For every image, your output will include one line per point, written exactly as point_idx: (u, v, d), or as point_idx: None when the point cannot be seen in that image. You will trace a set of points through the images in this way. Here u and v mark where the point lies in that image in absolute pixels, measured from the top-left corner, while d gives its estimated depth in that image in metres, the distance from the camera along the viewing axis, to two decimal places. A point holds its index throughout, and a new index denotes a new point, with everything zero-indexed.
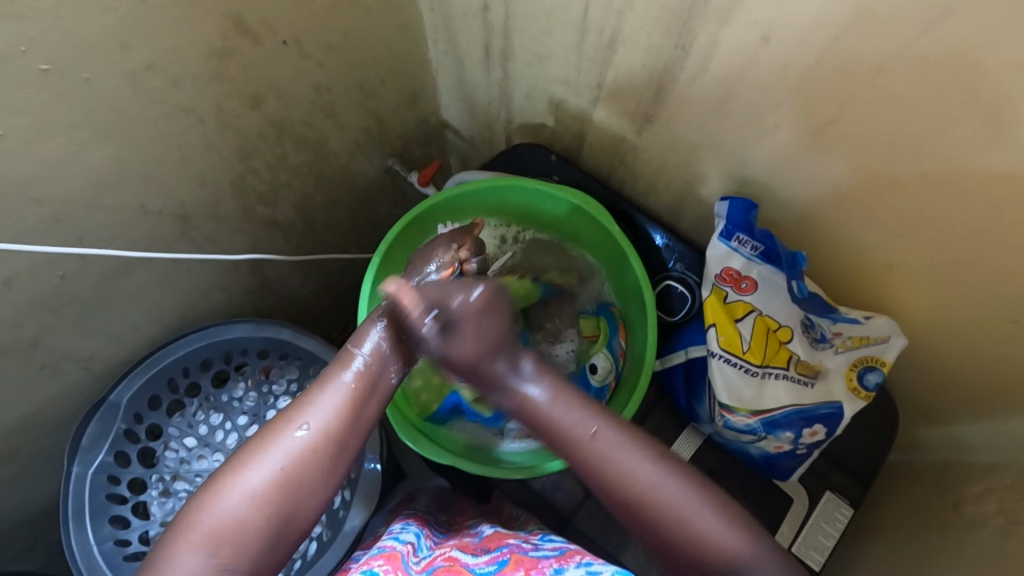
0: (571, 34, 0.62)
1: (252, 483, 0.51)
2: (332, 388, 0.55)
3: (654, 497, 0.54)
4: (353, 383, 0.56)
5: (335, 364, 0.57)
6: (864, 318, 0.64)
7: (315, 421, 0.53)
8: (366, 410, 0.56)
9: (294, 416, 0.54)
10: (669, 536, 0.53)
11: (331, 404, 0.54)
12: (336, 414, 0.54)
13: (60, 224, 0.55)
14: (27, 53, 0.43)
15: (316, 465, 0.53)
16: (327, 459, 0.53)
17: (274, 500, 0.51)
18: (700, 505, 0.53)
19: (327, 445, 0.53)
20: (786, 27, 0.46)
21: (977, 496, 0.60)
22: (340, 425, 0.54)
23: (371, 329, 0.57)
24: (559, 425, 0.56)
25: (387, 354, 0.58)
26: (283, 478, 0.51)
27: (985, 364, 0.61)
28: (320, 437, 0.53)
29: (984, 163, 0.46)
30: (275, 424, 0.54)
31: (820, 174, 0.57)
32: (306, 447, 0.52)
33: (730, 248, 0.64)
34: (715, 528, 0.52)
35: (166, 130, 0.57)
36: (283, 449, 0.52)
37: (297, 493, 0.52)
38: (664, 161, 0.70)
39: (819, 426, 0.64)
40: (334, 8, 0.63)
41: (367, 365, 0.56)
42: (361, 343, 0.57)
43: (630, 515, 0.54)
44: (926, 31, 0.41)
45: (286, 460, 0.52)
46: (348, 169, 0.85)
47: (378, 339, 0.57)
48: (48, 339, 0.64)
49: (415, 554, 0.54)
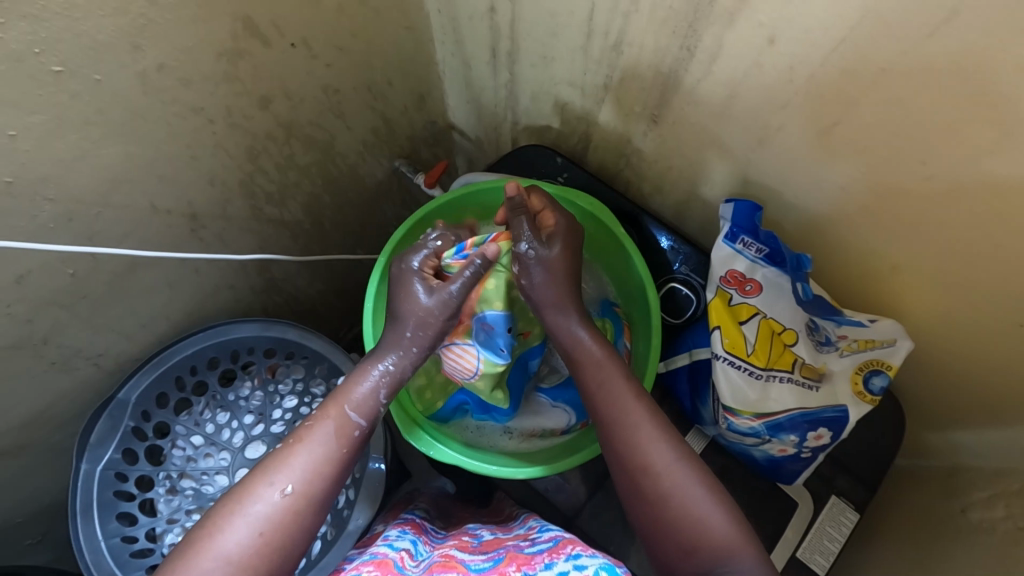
0: (577, 36, 0.62)
1: (230, 545, 0.48)
2: (315, 451, 0.54)
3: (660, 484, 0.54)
4: (341, 446, 0.55)
5: (319, 417, 0.56)
6: (869, 321, 0.64)
7: (296, 480, 0.52)
8: (348, 468, 0.56)
9: (274, 476, 0.52)
10: (675, 519, 0.53)
11: (315, 466, 0.53)
12: (317, 474, 0.53)
13: (71, 221, 0.56)
14: (40, 54, 0.44)
15: (297, 529, 0.51)
16: (309, 519, 0.52)
17: (255, 565, 0.48)
18: (693, 481, 0.54)
19: (310, 508, 0.52)
20: (793, 29, 0.46)
21: (984, 503, 0.60)
22: (323, 486, 0.53)
23: (366, 390, 0.58)
24: (617, 393, 0.59)
25: (376, 417, 0.59)
26: (265, 544, 0.49)
27: (993, 368, 0.60)
28: (302, 498, 0.51)
29: (993, 165, 0.45)
30: (251, 483, 0.51)
31: (826, 176, 0.57)
32: (287, 510, 0.51)
33: (735, 250, 0.64)
34: (706, 509, 0.52)
35: (177, 130, 0.58)
36: (261, 511, 0.50)
37: (283, 557, 0.50)
38: (670, 163, 0.70)
39: (823, 429, 0.63)
40: (342, 10, 0.64)
41: (360, 430, 0.57)
42: (354, 404, 0.57)
43: (635, 482, 0.55)
44: (932, 32, 0.40)
45: (266, 524, 0.49)
46: (356, 170, 0.86)
47: (370, 399, 0.58)
48: (59, 335, 0.65)
49: (411, 559, 0.54)
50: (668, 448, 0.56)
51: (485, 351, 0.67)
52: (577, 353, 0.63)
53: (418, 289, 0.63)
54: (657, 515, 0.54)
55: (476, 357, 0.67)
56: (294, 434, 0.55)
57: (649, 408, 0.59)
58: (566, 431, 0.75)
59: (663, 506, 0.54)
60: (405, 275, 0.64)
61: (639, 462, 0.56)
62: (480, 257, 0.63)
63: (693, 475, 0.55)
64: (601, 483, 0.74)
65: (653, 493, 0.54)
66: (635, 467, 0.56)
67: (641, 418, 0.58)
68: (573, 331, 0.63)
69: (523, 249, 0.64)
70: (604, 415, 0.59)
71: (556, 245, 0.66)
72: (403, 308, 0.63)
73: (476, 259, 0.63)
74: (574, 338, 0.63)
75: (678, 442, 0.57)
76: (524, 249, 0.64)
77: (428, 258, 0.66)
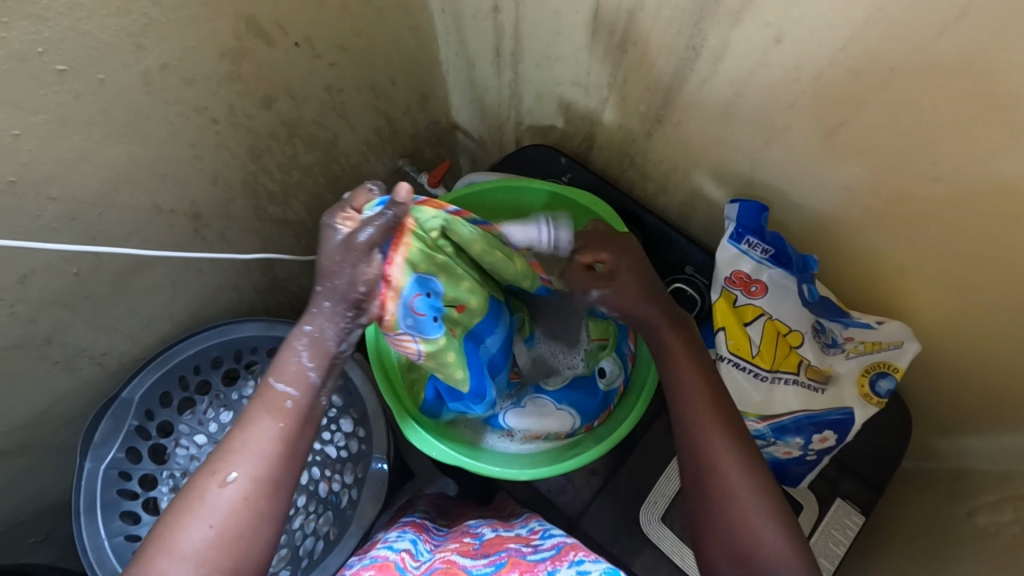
0: (581, 36, 0.62)
1: (188, 544, 0.46)
2: (257, 435, 0.50)
3: (720, 485, 0.53)
4: (279, 421, 0.51)
5: (254, 406, 0.52)
6: (877, 322, 0.63)
7: (240, 467, 0.49)
8: (300, 444, 0.52)
9: (216, 466, 0.49)
10: (729, 520, 0.52)
11: (258, 450, 0.50)
12: (265, 456, 0.49)
13: (74, 221, 0.56)
14: (44, 54, 0.44)
15: (254, 515, 0.48)
16: (265, 503, 0.49)
17: (218, 557, 0.46)
18: (752, 489, 0.53)
19: (261, 492, 0.49)
20: (799, 29, 0.46)
21: (991, 506, 0.60)
22: (272, 466, 0.50)
23: (290, 360, 0.52)
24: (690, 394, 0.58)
25: (313, 385, 0.52)
26: (221, 536, 0.47)
27: (1001, 371, 0.60)
28: (252, 484, 0.48)
29: (1003, 167, 0.45)
30: (198, 477, 0.49)
31: (833, 177, 0.56)
32: (237, 498, 0.48)
33: (740, 251, 0.64)
34: (757, 519, 0.51)
35: (179, 130, 0.58)
36: (211, 505, 0.47)
37: (243, 545, 0.47)
38: (674, 163, 0.70)
39: (829, 431, 0.63)
40: (345, 10, 0.64)
41: (295, 401, 0.52)
42: (281, 376, 0.52)
43: (701, 481, 0.54)
44: (941, 31, 0.40)
45: (218, 516, 0.47)
46: (359, 169, 0.86)
47: (300, 367, 0.52)
48: (62, 335, 0.65)
49: (411, 560, 0.54)
50: (737, 452, 0.54)
51: (422, 331, 0.57)
52: (666, 354, 0.62)
53: (328, 232, 0.49)
54: (716, 516, 0.53)
55: (413, 341, 0.57)
56: (235, 421, 0.52)
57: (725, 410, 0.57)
58: (571, 434, 0.74)
59: (719, 507, 0.53)
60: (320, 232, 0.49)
61: (707, 462, 0.54)
62: (391, 204, 0.48)
63: (754, 482, 0.53)
64: (605, 485, 0.74)
65: (713, 493, 0.53)
66: (703, 466, 0.55)
67: (712, 418, 0.56)
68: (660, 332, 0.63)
69: (595, 296, 0.64)
70: (678, 412, 0.58)
71: (625, 275, 0.64)
72: (316, 260, 0.50)
73: (385, 206, 0.48)
74: (667, 344, 0.62)
75: (744, 445, 0.55)
76: (594, 297, 0.64)
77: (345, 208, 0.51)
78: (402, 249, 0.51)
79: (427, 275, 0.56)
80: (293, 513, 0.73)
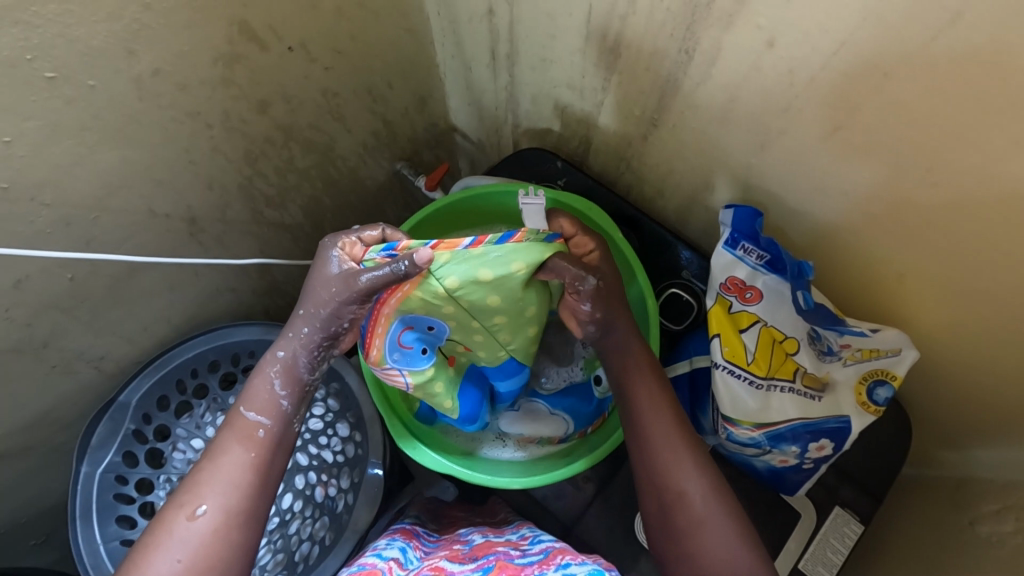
0: (575, 38, 0.61)
1: None
2: (227, 465, 0.51)
3: (679, 503, 0.54)
4: (249, 450, 0.52)
5: (226, 436, 0.53)
6: (872, 331, 0.61)
7: (211, 499, 0.50)
8: (271, 473, 0.53)
9: (186, 499, 0.50)
10: (687, 540, 0.52)
11: (232, 479, 0.51)
12: (237, 486, 0.51)
13: (69, 227, 0.56)
14: (33, 61, 0.44)
15: (225, 547, 0.49)
16: (235, 534, 0.49)
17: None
18: (712, 504, 0.53)
19: (230, 523, 0.49)
20: (792, 31, 0.45)
21: (994, 514, 0.58)
22: (243, 497, 0.51)
23: (262, 388, 0.54)
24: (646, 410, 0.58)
25: (285, 413, 0.54)
26: (189, 569, 0.47)
27: (1004, 377, 0.58)
28: (222, 515, 0.49)
29: (1004, 172, 0.44)
30: (167, 511, 0.50)
31: (832, 182, 0.55)
32: (207, 529, 0.49)
33: (735, 257, 0.63)
34: (719, 533, 0.52)
35: (174, 135, 0.58)
36: (180, 537, 0.48)
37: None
38: (672, 167, 0.69)
39: (825, 440, 0.62)
40: (340, 13, 0.64)
41: (267, 429, 0.53)
42: (252, 405, 0.54)
43: (663, 502, 0.54)
44: (937, 34, 0.39)
45: (187, 549, 0.48)
46: (357, 173, 0.86)
47: (272, 397, 0.54)
48: (59, 339, 0.65)
49: (400, 569, 0.54)
50: (695, 468, 0.55)
51: (407, 366, 0.63)
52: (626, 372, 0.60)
53: (326, 262, 0.52)
54: (677, 537, 0.53)
55: (401, 375, 0.63)
56: (206, 452, 0.53)
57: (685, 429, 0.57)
58: (564, 440, 0.74)
59: (679, 526, 0.53)
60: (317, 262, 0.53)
61: (667, 483, 0.55)
62: (408, 259, 0.49)
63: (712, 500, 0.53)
64: (601, 492, 0.73)
65: (679, 517, 0.53)
66: (663, 486, 0.55)
67: (667, 435, 0.56)
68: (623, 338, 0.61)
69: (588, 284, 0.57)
70: (638, 429, 0.58)
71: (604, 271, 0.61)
72: (310, 285, 0.53)
73: (402, 260, 0.49)
74: (629, 359, 0.61)
75: (698, 457, 0.56)
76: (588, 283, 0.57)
77: (349, 239, 0.54)
78: (398, 295, 0.57)
79: (420, 316, 0.60)
80: (288, 518, 0.74)
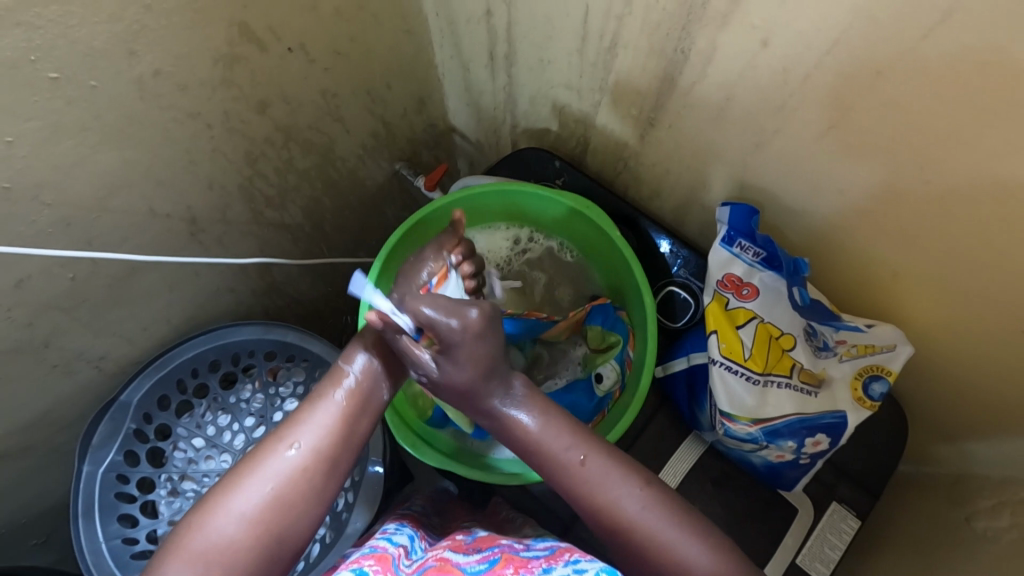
0: (572, 39, 0.62)
1: (247, 500, 0.51)
2: (321, 408, 0.56)
3: (636, 537, 0.52)
4: (344, 400, 0.57)
5: (325, 385, 0.58)
6: (867, 326, 0.63)
7: (305, 437, 0.54)
8: (357, 428, 0.57)
9: (284, 434, 0.54)
10: (652, 561, 0.52)
11: (323, 422, 0.55)
12: (328, 431, 0.55)
13: (70, 227, 0.56)
14: (36, 61, 0.44)
15: (308, 484, 0.53)
16: (320, 475, 0.53)
17: (268, 518, 0.51)
18: (667, 521, 0.52)
19: (319, 463, 0.54)
20: (786, 30, 0.46)
21: (990, 510, 0.59)
22: (331, 444, 0.54)
23: (361, 346, 0.60)
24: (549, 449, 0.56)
25: (376, 372, 0.59)
26: (275, 497, 0.51)
27: (998, 375, 0.59)
28: (311, 455, 0.53)
29: (996, 170, 0.44)
30: (266, 442, 0.54)
31: (827, 180, 0.56)
32: (296, 464, 0.53)
33: (732, 254, 0.64)
34: (683, 543, 0.51)
35: (175, 136, 0.58)
36: (274, 467, 0.52)
37: (292, 511, 0.52)
38: (669, 166, 0.70)
39: (822, 435, 0.62)
40: (340, 15, 0.64)
41: (358, 382, 0.58)
42: (351, 360, 0.59)
43: (618, 536, 0.53)
44: (928, 33, 0.40)
45: (278, 479, 0.52)
46: (356, 174, 0.86)
47: (368, 356, 0.60)
48: (60, 339, 0.65)
49: (407, 557, 0.54)
50: (634, 499, 0.53)
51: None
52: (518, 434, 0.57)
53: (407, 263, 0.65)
54: (642, 561, 0.52)
55: None
56: (304, 397, 0.58)
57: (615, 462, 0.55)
58: None
59: (641, 553, 0.52)
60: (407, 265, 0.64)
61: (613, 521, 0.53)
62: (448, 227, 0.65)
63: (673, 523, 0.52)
64: None
65: (636, 547, 0.53)
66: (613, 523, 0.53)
67: (602, 465, 0.55)
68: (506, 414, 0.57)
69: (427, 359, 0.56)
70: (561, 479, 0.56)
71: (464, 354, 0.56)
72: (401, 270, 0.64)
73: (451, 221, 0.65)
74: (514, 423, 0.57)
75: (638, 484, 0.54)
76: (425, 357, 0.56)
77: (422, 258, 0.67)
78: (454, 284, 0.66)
79: None
80: None
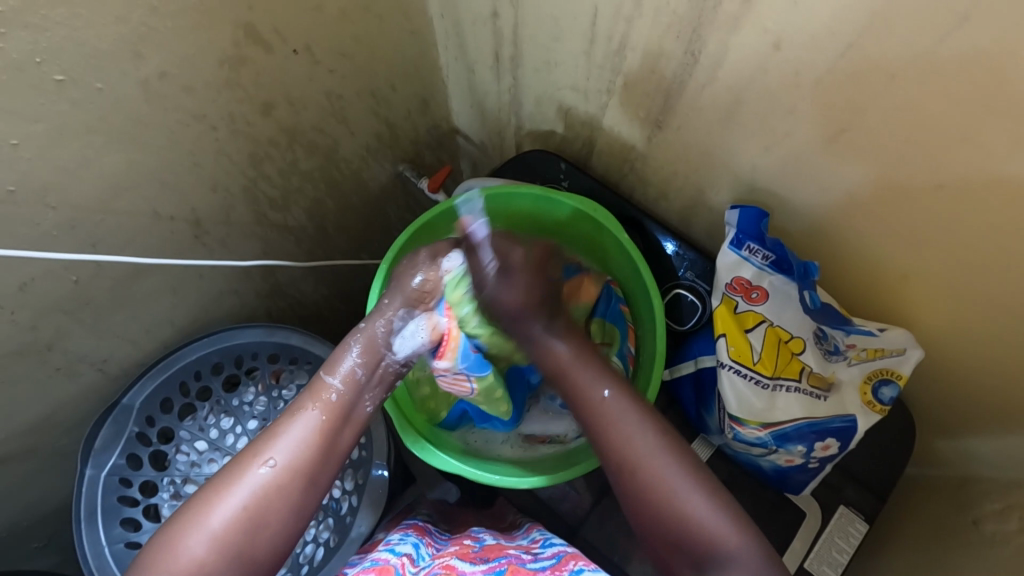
0: (580, 41, 0.61)
1: (217, 521, 0.52)
2: (301, 420, 0.57)
3: (641, 481, 0.55)
4: (322, 413, 0.58)
5: (306, 398, 0.59)
6: (879, 330, 0.62)
7: (282, 452, 0.55)
8: (337, 441, 0.58)
9: (263, 450, 0.55)
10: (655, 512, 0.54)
11: (300, 436, 0.56)
12: (303, 445, 0.56)
13: (74, 229, 0.56)
14: (43, 64, 0.44)
15: (280, 500, 0.54)
16: (294, 490, 0.54)
17: (238, 537, 0.52)
18: (673, 467, 0.55)
19: (294, 476, 0.55)
20: (798, 33, 0.45)
21: (997, 513, 0.59)
22: (307, 457, 0.56)
23: (344, 358, 0.61)
24: (579, 383, 0.61)
25: (358, 382, 0.61)
26: (247, 513, 0.52)
27: (1007, 379, 0.59)
28: (287, 469, 0.54)
29: (1008, 174, 0.44)
30: (242, 458, 0.55)
31: (836, 183, 0.56)
32: (272, 480, 0.54)
33: (741, 257, 0.64)
34: (690, 494, 0.54)
35: (180, 138, 0.58)
36: (249, 483, 0.53)
37: (263, 527, 0.53)
38: (675, 168, 0.69)
39: (831, 439, 0.63)
40: (344, 16, 0.64)
41: (339, 395, 0.59)
42: (334, 372, 0.60)
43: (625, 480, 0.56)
44: (942, 37, 0.39)
45: (251, 495, 0.53)
46: (360, 175, 0.86)
47: (351, 365, 0.61)
48: (64, 342, 0.65)
49: (411, 565, 0.54)
50: (644, 440, 0.56)
51: (475, 372, 0.69)
52: (562, 375, 0.63)
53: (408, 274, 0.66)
54: (646, 507, 0.55)
55: (468, 380, 0.69)
56: (286, 408, 0.59)
57: (633, 408, 0.58)
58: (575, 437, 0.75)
59: (644, 498, 0.55)
60: (408, 267, 0.67)
61: (626, 464, 0.56)
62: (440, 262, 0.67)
63: (676, 466, 0.55)
64: (605, 492, 0.73)
65: (641, 487, 0.55)
66: (624, 468, 0.56)
67: (620, 406, 0.59)
68: (546, 341, 0.64)
69: (489, 268, 0.66)
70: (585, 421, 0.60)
71: (515, 278, 0.65)
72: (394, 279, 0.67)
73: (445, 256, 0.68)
74: (558, 362, 0.63)
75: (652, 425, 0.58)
76: (488, 266, 0.66)
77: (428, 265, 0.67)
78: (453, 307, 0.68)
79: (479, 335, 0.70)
80: None
